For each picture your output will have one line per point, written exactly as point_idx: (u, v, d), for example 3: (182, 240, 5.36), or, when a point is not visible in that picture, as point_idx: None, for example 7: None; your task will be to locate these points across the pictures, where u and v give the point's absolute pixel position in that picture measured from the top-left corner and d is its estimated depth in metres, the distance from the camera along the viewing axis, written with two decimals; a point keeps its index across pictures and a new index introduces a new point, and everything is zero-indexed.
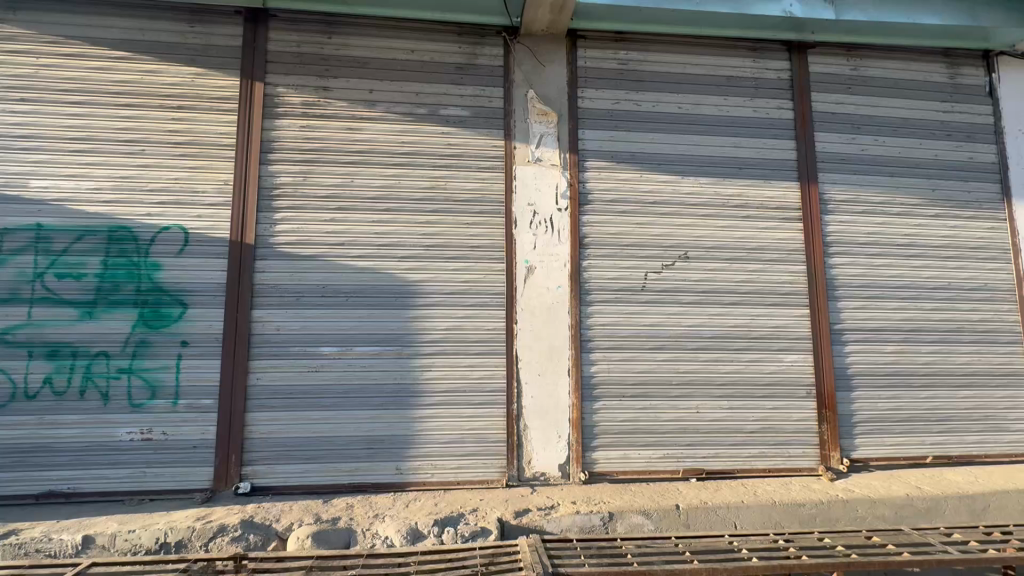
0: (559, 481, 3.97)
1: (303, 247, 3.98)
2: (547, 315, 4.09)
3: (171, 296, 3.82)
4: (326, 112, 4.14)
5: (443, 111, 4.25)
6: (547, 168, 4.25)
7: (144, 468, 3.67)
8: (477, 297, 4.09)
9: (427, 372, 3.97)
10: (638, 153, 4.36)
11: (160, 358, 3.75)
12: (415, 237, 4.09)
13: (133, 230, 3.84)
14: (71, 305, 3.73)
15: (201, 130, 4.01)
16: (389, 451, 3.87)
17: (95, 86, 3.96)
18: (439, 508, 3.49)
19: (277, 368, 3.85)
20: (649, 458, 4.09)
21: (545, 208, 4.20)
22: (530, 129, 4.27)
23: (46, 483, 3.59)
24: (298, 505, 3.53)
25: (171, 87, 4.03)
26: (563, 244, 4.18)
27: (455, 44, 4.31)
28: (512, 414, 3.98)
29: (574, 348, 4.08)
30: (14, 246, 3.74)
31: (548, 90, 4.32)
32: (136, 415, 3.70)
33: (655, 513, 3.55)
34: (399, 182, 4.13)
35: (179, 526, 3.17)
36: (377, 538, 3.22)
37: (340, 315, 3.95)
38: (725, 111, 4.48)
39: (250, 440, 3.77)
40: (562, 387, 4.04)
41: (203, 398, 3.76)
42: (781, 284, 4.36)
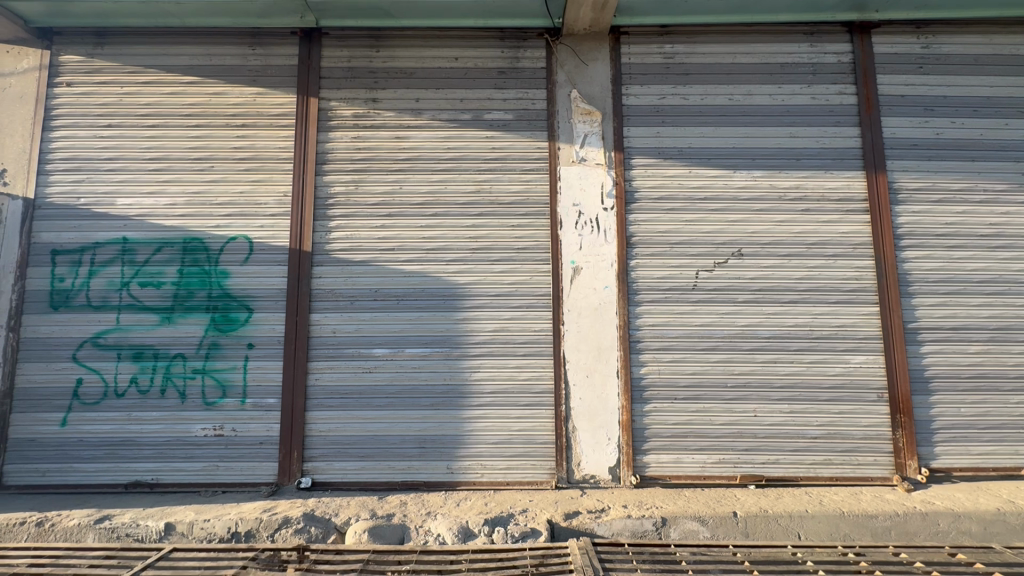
0: (609, 484, 3.91)
1: (356, 253, 4.15)
2: (595, 315, 4.05)
3: (239, 302, 4.09)
4: (375, 122, 4.30)
5: (487, 116, 4.31)
6: (592, 167, 4.21)
7: (217, 462, 3.94)
8: (523, 299, 4.10)
9: (475, 373, 4.03)
10: (686, 148, 4.24)
11: (230, 359, 4.02)
12: (461, 241, 4.16)
13: (204, 241, 4.15)
14: (152, 311, 4.07)
15: (262, 146, 4.28)
16: (440, 451, 3.96)
17: (170, 109, 4.32)
18: (490, 508, 3.52)
19: (334, 369, 4.03)
20: (704, 462, 3.95)
21: (590, 208, 4.17)
22: (574, 129, 4.25)
23: (133, 474, 3.93)
24: (355, 501, 3.67)
25: (235, 107, 4.32)
26: (609, 243, 4.13)
27: (497, 49, 4.36)
28: (561, 416, 3.97)
29: (623, 349, 4.02)
30: (104, 258, 4.13)
31: (592, 89, 4.29)
32: (209, 412, 3.98)
33: (711, 520, 3.42)
34: (446, 187, 4.23)
35: (248, 517, 3.38)
36: (430, 535, 3.30)
37: (391, 318, 4.09)
38: (780, 100, 4.27)
39: (310, 438, 3.97)
40: (611, 389, 3.98)
41: (268, 397, 3.99)
42: (845, 281, 4.10)
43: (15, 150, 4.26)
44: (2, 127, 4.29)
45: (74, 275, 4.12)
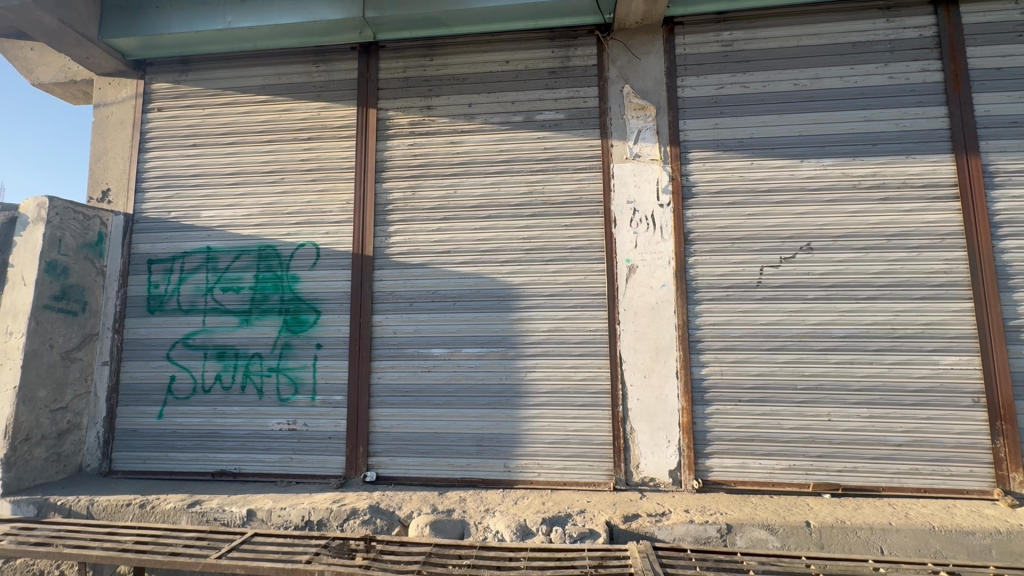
0: (669, 488, 3.81)
1: (413, 256, 4.30)
2: (652, 314, 3.96)
3: (308, 304, 4.35)
4: (430, 129, 4.44)
5: (539, 116, 4.33)
6: (646, 163, 4.12)
7: (291, 454, 4.22)
8: (577, 298, 4.09)
9: (530, 372, 4.06)
10: (747, 139, 4.05)
11: (301, 358, 4.29)
12: (515, 242, 4.21)
13: (277, 248, 4.46)
14: (233, 313, 4.42)
15: (326, 157, 4.53)
16: (497, 449, 4.02)
17: (245, 127, 4.67)
18: (547, 507, 3.54)
19: (395, 368, 4.20)
20: (772, 468, 3.77)
21: (645, 205, 4.08)
22: (627, 125, 4.18)
23: (219, 463, 4.29)
24: (416, 495, 3.81)
25: (302, 122, 4.61)
26: (666, 241, 4.02)
27: (547, 49, 4.37)
28: (618, 416, 3.91)
29: (682, 349, 3.90)
30: (191, 266, 4.54)
31: (645, 83, 4.20)
32: (283, 407, 4.27)
33: (781, 528, 3.25)
34: (499, 189, 4.29)
35: (320, 507, 3.59)
36: (489, 531, 3.36)
37: (448, 318, 4.20)
38: (852, 82, 3.98)
39: (374, 433, 4.16)
40: (670, 390, 3.88)
41: (335, 394, 4.22)
42: (931, 275, 3.76)
43: (117, 171, 4.78)
44: (106, 150, 4.82)
45: (167, 282, 4.54)
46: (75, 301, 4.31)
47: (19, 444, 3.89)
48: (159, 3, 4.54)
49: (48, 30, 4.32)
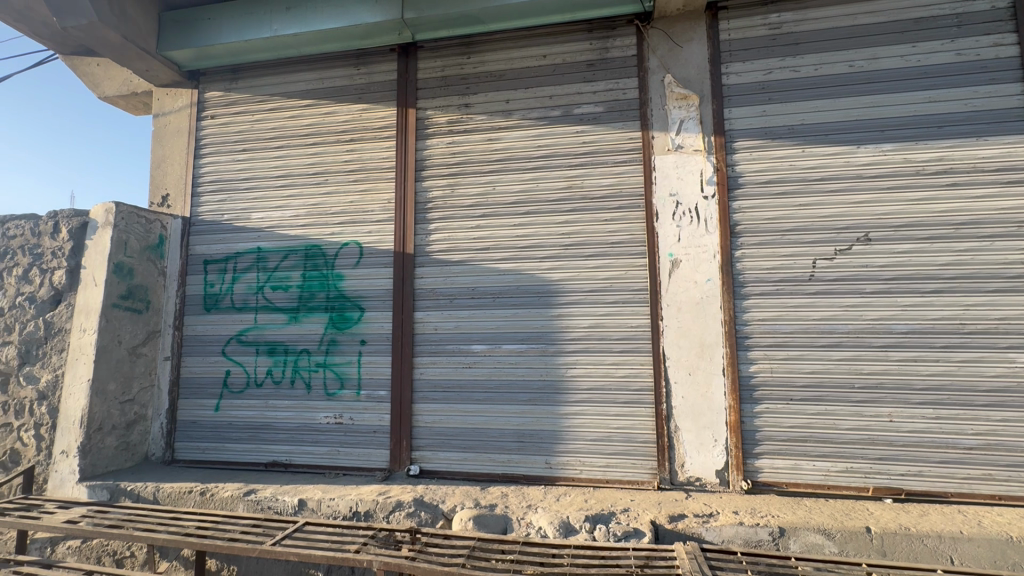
0: (716, 488, 3.70)
1: (453, 253, 4.34)
2: (697, 309, 3.85)
3: (352, 302, 4.47)
4: (468, 127, 4.46)
5: (577, 110, 4.27)
6: (689, 154, 4.00)
7: (338, 447, 4.35)
8: (618, 294, 4.02)
9: (571, 369, 4.03)
10: (797, 126, 3.86)
11: (347, 354, 4.42)
12: (554, 238, 4.18)
13: (322, 247, 4.60)
14: (282, 311, 4.59)
15: (368, 158, 4.63)
16: (538, 445, 4.02)
17: (291, 131, 4.83)
18: (590, 505, 3.51)
19: (437, 364, 4.26)
20: (827, 470, 3.60)
21: (689, 197, 3.96)
22: (669, 115, 4.07)
23: (271, 454, 4.48)
24: (459, 490, 3.86)
25: (345, 124, 4.72)
26: (711, 234, 3.90)
27: (585, 41, 4.31)
28: (662, 415, 3.82)
29: (729, 346, 3.77)
30: (243, 266, 4.74)
31: (687, 72, 4.07)
32: (330, 402, 4.41)
33: (838, 533, 3.10)
34: (537, 184, 4.26)
35: (366, 499, 3.69)
36: (532, 527, 3.36)
37: (488, 314, 4.22)
38: (914, 61, 3.73)
39: (417, 428, 4.24)
40: (717, 388, 3.76)
41: (379, 390, 4.32)
42: (1006, 266, 3.49)
43: (175, 177, 5.05)
44: (165, 157, 5.11)
45: (222, 281, 4.77)
46: (140, 300, 4.59)
47: (93, 433, 4.18)
48: (211, 16, 4.76)
49: (112, 46, 4.61)
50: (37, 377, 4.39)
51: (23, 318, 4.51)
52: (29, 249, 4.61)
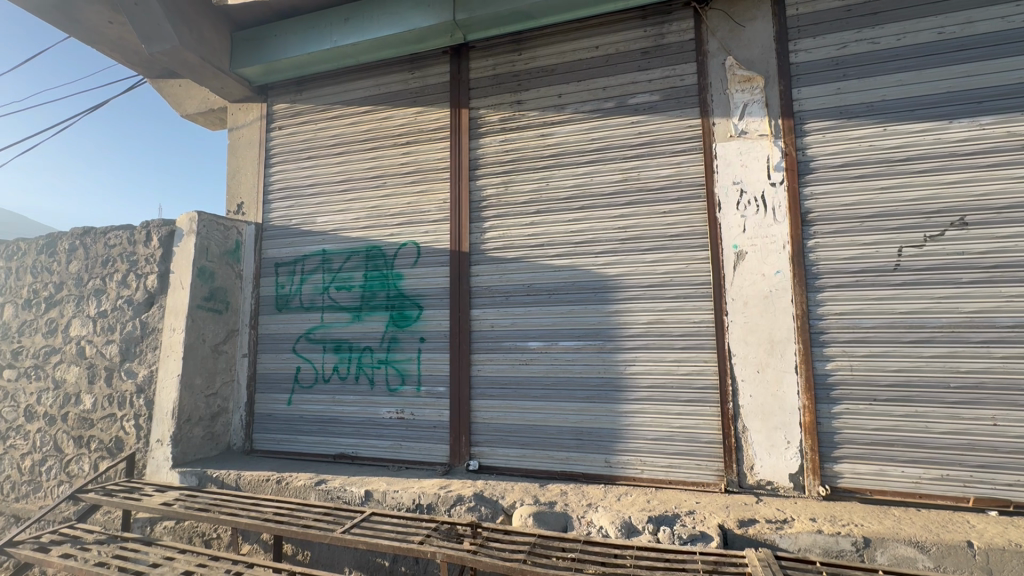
0: (790, 493, 3.48)
1: (508, 251, 4.36)
2: (765, 303, 3.64)
3: (411, 300, 4.59)
4: (521, 124, 4.45)
5: (632, 100, 4.16)
6: (755, 140, 3.79)
7: (400, 441, 4.50)
8: (679, 289, 3.88)
9: (630, 366, 3.93)
10: (877, 102, 3.55)
11: (407, 351, 4.55)
12: (610, 233, 4.09)
13: (382, 248, 4.76)
14: (346, 310, 4.80)
15: (423, 159, 4.73)
16: (598, 444, 3.95)
17: (351, 137, 5.03)
18: (653, 505, 3.41)
19: (494, 361, 4.29)
20: (918, 477, 3.29)
21: (754, 184, 3.75)
22: (731, 100, 3.88)
23: (339, 447, 4.70)
24: (518, 486, 3.87)
25: (401, 127, 4.86)
26: (780, 223, 3.67)
27: (639, 29, 4.18)
28: (728, 414, 3.65)
29: (802, 342, 3.53)
30: (310, 268, 5.00)
31: (751, 53, 3.86)
32: (393, 397, 4.56)
33: (933, 547, 2.83)
34: (592, 178, 4.19)
35: (428, 492, 3.78)
36: (593, 526, 3.31)
37: (544, 311, 4.20)
38: (1017, 22, 3.32)
39: (475, 424, 4.30)
40: (789, 386, 3.53)
41: (438, 386, 4.42)
42: None
43: (249, 186, 5.40)
44: (239, 168, 5.48)
45: (291, 283, 5.05)
46: (220, 301, 4.96)
47: (183, 424, 4.56)
48: (277, 32, 5.05)
49: (192, 67, 4.99)
50: (135, 372, 4.84)
51: (122, 319, 5.00)
52: (127, 257, 5.10)
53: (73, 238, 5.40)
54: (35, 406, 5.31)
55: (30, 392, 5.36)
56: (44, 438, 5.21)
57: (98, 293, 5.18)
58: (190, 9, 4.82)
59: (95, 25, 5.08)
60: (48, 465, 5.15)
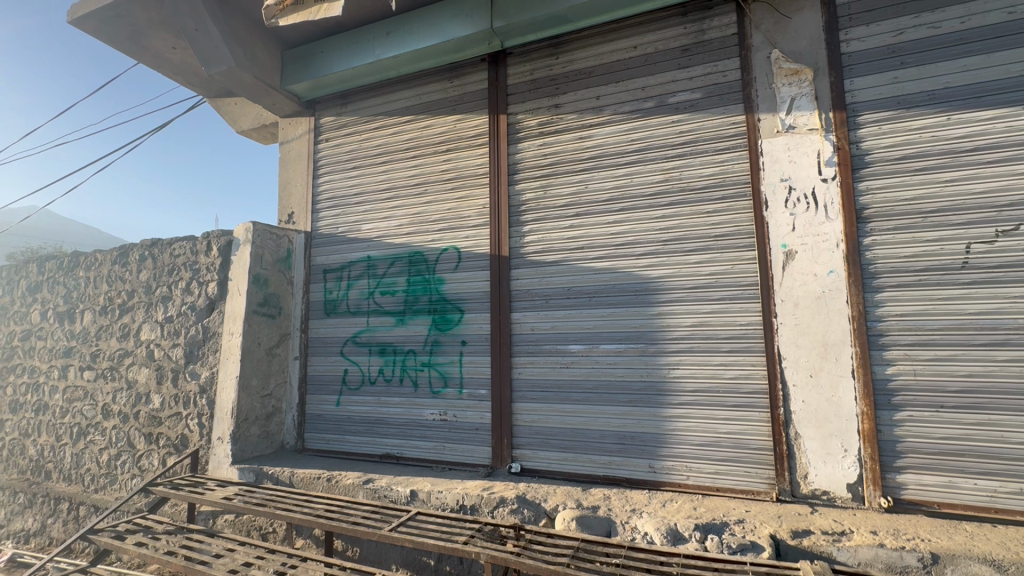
0: (848, 504, 3.31)
1: (547, 254, 4.37)
2: (817, 304, 3.48)
3: (453, 304, 4.68)
4: (559, 127, 4.47)
5: (673, 99, 4.09)
6: (804, 135, 3.64)
7: (443, 443, 4.59)
8: (724, 290, 3.77)
9: (674, 370, 3.85)
10: (939, 90, 3.35)
11: (449, 354, 4.64)
12: (651, 234, 4.04)
13: (424, 254, 4.88)
14: (390, 314, 4.94)
15: (463, 166, 4.82)
16: (641, 449, 3.89)
17: (394, 146, 5.19)
18: (700, 513, 3.32)
19: (534, 364, 4.31)
20: (993, 491, 3.06)
21: (804, 181, 3.61)
22: (777, 94, 3.75)
23: (385, 447, 4.84)
24: (560, 489, 3.86)
25: (441, 135, 4.97)
26: (832, 221, 3.51)
27: (679, 26, 4.11)
28: (779, 420, 3.52)
29: (859, 345, 3.36)
30: (356, 274, 5.19)
31: (798, 44, 3.72)
32: (436, 399, 4.66)
33: (1011, 566, 2.63)
34: (632, 179, 4.14)
35: (472, 493, 3.83)
36: (637, 532, 3.26)
37: (584, 314, 4.18)
38: None
39: (517, 426, 4.32)
40: (845, 392, 3.36)
41: (480, 388, 4.48)
42: None
43: (299, 196, 5.67)
44: (290, 179, 5.75)
45: (339, 288, 5.26)
46: (274, 306, 5.21)
47: (241, 423, 4.83)
48: (324, 49, 5.28)
49: (247, 86, 5.29)
50: (198, 373, 5.17)
51: (187, 323, 5.35)
52: (190, 266, 5.45)
53: (142, 249, 5.83)
54: (111, 405, 5.75)
55: (107, 391, 5.81)
56: (119, 434, 5.64)
57: (165, 300, 5.56)
58: (244, 31, 5.12)
59: (161, 51, 5.48)
60: (122, 459, 5.57)
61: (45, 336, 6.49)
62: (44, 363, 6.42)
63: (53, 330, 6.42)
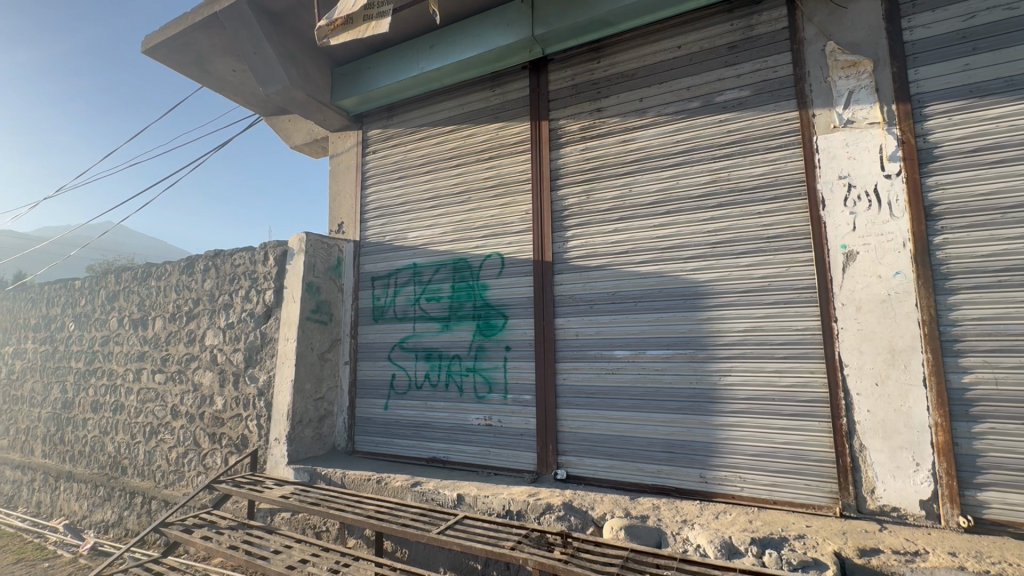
0: (921, 522, 3.08)
1: (591, 259, 4.34)
2: (882, 308, 3.28)
3: (497, 310, 4.72)
4: (602, 131, 4.44)
5: (719, 98, 3.98)
6: (864, 129, 3.46)
7: (488, 447, 4.62)
8: (779, 294, 3.62)
9: (725, 377, 3.73)
10: (1018, 76, 3.10)
11: (493, 359, 4.67)
12: (699, 237, 3.93)
13: (468, 260, 4.95)
14: (435, 320, 5.04)
15: (505, 172, 4.87)
16: (691, 458, 3.78)
17: (438, 155, 5.31)
18: (756, 527, 3.18)
19: (579, 370, 4.27)
20: None
21: (865, 177, 3.42)
22: (833, 88, 3.58)
23: (431, 451, 4.92)
24: (608, 497, 3.80)
25: (484, 143, 5.04)
26: (897, 219, 3.30)
27: (726, 23, 4.01)
28: (841, 430, 3.33)
29: (931, 351, 3.13)
30: (403, 281, 5.32)
31: (855, 34, 3.54)
32: (481, 404, 4.70)
33: None
34: (678, 181, 4.06)
35: (518, 499, 3.83)
36: (689, 544, 3.16)
37: (630, 319, 4.12)
38: None
39: (562, 432, 4.29)
40: (916, 401, 3.14)
41: (524, 394, 4.49)
42: None
43: (348, 207, 5.89)
44: (341, 191, 5.99)
45: (386, 295, 5.41)
46: (325, 313, 5.43)
47: (296, 425, 5.04)
48: (371, 64, 5.49)
49: (300, 103, 5.55)
50: (257, 376, 5.44)
51: (246, 329, 5.65)
52: (249, 275, 5.77)
53: (206, 260, 6.22)
54: (179, 406, 6.15)
55: (175, 393, 6.21)
56: (186, 433, 6.01)
57: (227, 307, 5.91)
58: (298, 51, 5.39)
59: (223, 73, 5.87)
60: (188, 457, 5.93)
61: (121, 342, 7.02)
62: (121, 366, 6.94)
63: (129, 336, 6.94)
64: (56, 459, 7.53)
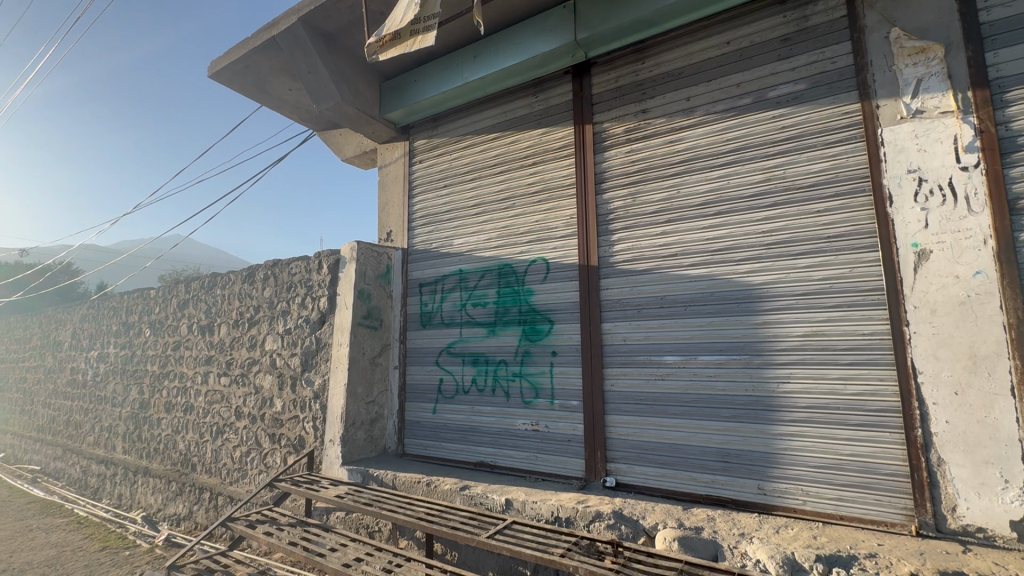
0: (1013, 545, 2.78)
1: (637, 262, 4.27)
2: (960, 311, 3.03)
3: (542, 315, 4.72)
4: (647, 132, 4.37)
5: (772, 93, 3.83)
6: (935, 119, 3.22)
7: (536, 453, 4.61)
8: (842, 296, 3.43)
9: (784, 384, 3.56)
10: None
11: (540, 365, 4.67)
12: (753, 238, 3.79)
13: (514, 266, 4.99)
14: (481, 325, 5.10)
15: (549, 177, 4.87)
16: (748, 468, 3.62)
17: (482, 163, 5.39)
18: (821, 543, 3.01)
19: (627, 375, 4.20)
20: None
21: (938, 170, 3.18)
22: (899, 77, 3.36)
23: (479, 455, 4.97)
24: (659, 507, 3.70)
25: (528, 149, 5.07)
26: (977, 214, 3.05)
27: (778, 15, 3.86)
28: (916, 442, 3.10)
29: (1019, 357, 2.86)
30: (449, 287, 5.43)
31: (922, 18, 3.32)
32: (528, 409, 4.71)
33: None
34: (729, 181, 3.93)
35: (566, 505, 3.80)
36: (748, 559, 3.02)
37: (679, 324, 4.01)
38: None
39: (611, 439, 4.23)
40: (1002, 412, 2.87)
41: (571, 399, 4.46)
42: None
43: (397, 215, 6.07)
44: (390, 200, 6.19)
45: (433, 301, 5.54)
46: (376, 318, 5.61)
47: (349, 427, 5.22)
48: (417, 77, 5.65)
49: (350, 117, 5.78)
50: (313, 380, 5.69)
51: (302, 335, 5.92)
52: (305, 283, 6.05)
53: (266, 269, 6.58)
54: (242, 407, 6.51)
55: (239, 395, 6.58)
56: (248, 433, 6.35)
57: (284, 313, 6.22)
58: (349, 68, 5.63)
59: (280, 92, 6.21)
60: (251, 456, 6.26)
61: (190, 347, 7.53)
62: (190, 369, 7.44)
63: (197, 342, 7.43)
64: (135, 455, 8.14)
